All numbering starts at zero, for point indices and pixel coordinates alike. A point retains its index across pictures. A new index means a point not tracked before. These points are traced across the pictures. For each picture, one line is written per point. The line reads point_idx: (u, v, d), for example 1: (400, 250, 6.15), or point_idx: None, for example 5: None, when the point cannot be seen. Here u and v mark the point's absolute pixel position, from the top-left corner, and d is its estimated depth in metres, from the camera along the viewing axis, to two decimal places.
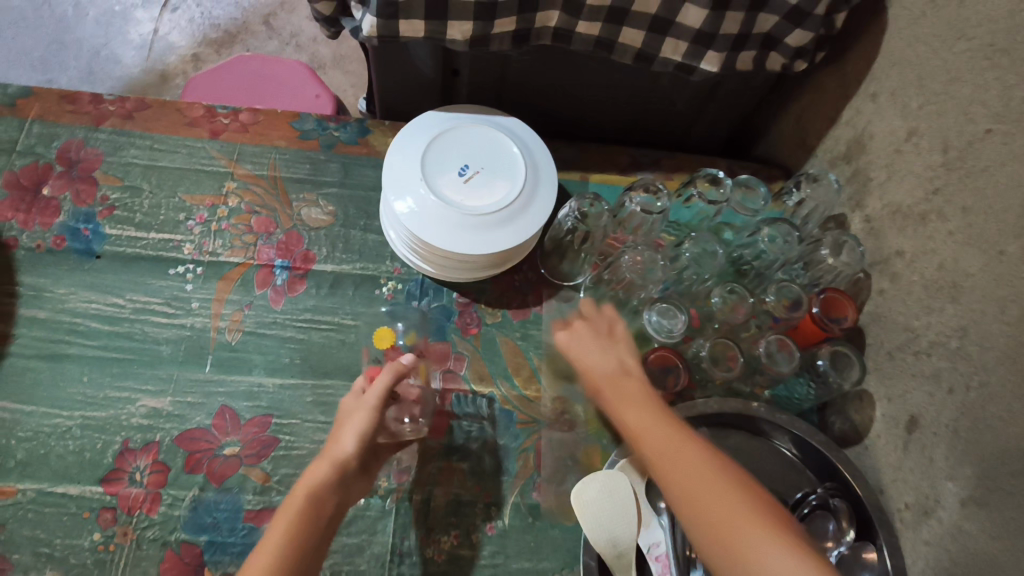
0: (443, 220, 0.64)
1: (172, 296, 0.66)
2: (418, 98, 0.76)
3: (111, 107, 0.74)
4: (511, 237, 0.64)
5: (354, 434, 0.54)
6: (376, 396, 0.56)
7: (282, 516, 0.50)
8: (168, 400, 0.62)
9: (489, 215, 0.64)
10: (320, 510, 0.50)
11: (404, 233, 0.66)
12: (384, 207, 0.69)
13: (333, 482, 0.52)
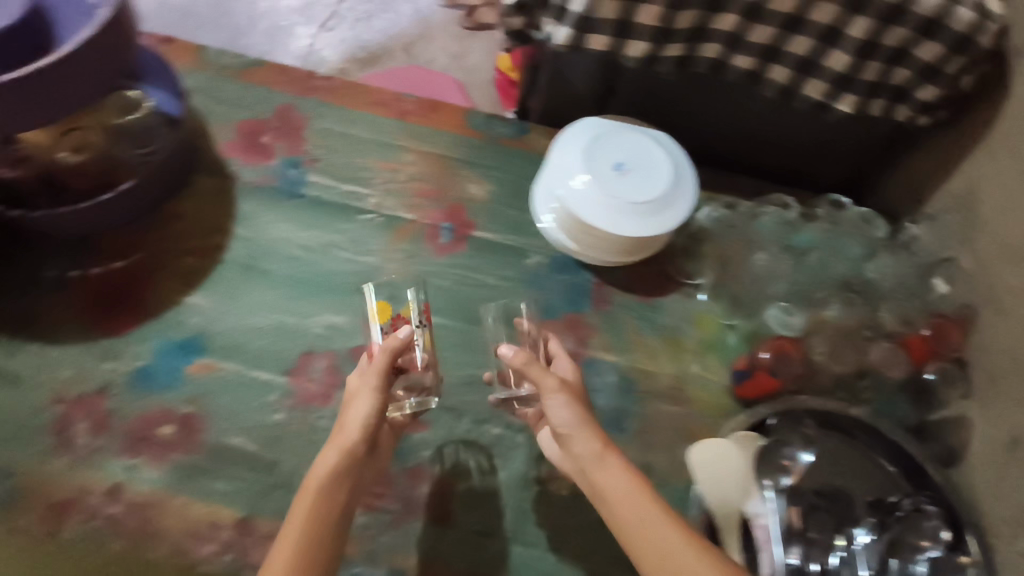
0: (600, 205, 0.73)
1: (355, 237, 0.76)
2: (575, 109, 0.88)
3: (316, 80, 0.86)
4: (657, 228, 0.73)
5: (357, 419, 0.57)
6: (378, 378, 0.58)
7: (296, 510, 0.53)
8: (346, 318, 0.72)
9: (641, 205, 0.73)
10: (332, 504, 0.53)
11: (562, 211, 0.76)
12: (543, 190, 0.78)
13: (343, 470, 0.55)
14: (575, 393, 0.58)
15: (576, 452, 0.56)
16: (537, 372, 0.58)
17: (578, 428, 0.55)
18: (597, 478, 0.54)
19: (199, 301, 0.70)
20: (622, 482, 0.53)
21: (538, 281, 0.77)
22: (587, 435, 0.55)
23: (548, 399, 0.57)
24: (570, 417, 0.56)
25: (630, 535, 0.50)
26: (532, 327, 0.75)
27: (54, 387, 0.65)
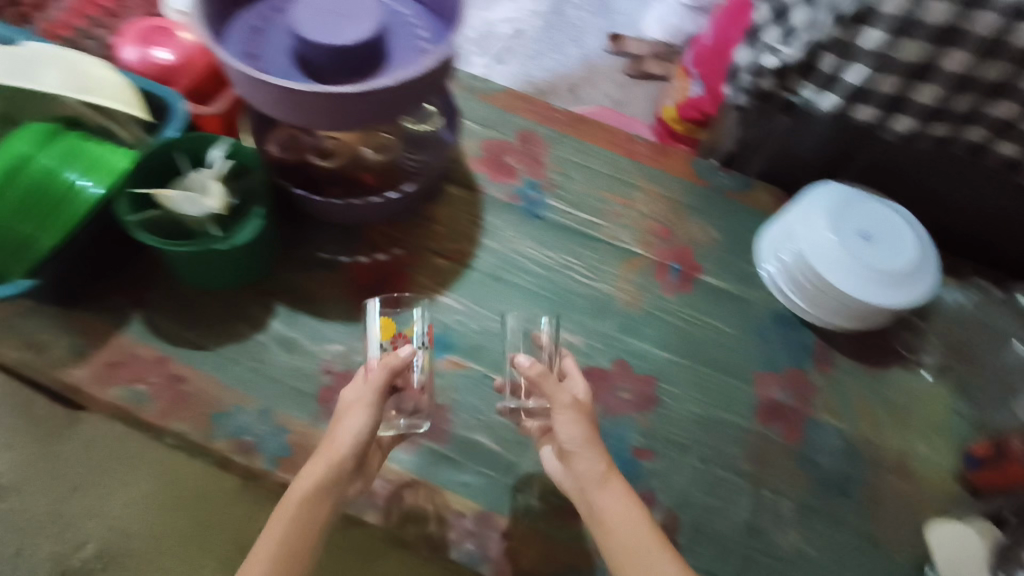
0: (838, 265, 0.75)
1: (591, 264, 0.80)
2: (803, 170, 0.89)
3: (558, 113, 0.92)
4: (892, 301, 0.74)
5: (353, 432, 0.57)
6: (373, 395, 0.58)
7: (280, 513, 0.54)
8: (582, 339, 0.75)
9: (879, 275, 0.75)
10: (313, 515, 0.54)
11: (796, 264, 0.78)
12: (779, 238, 0.81)
13: (328, 481, 0.55)
14: (584, 412, 0.59)
15: (578, 470, 0.57)
16: (559, 390, 0.59)
17: (581, 446, 0.57)
18: (594, 499, 0.56)
19: (453, 301, 0.76)
20: (626, 505, 0.56)
21: (764, 334, 0.78)
22: (591, 455, 0.57)
23: (556, 415, 0.58)
24: (580, 437, 0.57)
25: (621, 547, 0.54)
26: (756, 377, 0.75)
27: (321, 360, 0.70)
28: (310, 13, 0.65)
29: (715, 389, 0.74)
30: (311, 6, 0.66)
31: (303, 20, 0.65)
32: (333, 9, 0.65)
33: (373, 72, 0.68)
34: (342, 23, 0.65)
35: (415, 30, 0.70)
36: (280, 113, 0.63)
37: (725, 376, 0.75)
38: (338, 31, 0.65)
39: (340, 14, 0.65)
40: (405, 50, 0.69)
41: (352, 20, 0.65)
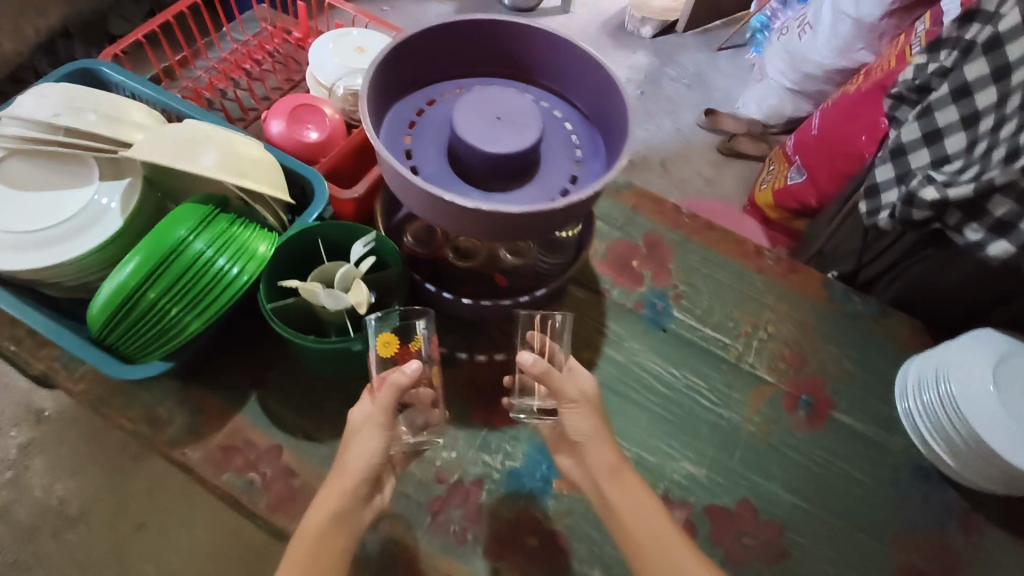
0: (996, 423, 0.68)
1: (715, 388, 0.76)
2: (947, 305, 0.85)
3: (686, 219, 0.89)
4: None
5: (364, 454, 0.56)
6: (382, 415, 0.56)
7: (294, 550, 0.52)
8: (705, 472, 0.70)
9: None
10: (334, 545, 0.53)
11: (944, 406, 0.72)
12: (927, 379, 0.75)
13: (342, 511, 0.54)
14: (592, 409, 0.60)
15: (589, 463, 0.58)
16: (564, 388, 0.59)
17: (596, 441, 0.58)
18: (610, 494, 0.57)
19: None
20: (639, 494, 0.57)
21: (903, 488, 0.72)
22: (603, 446, 0.58)
23: (563, 413, 0.59)
24: (589, 432, 0.59)
25: (636, 538, 0.55)
26: (896, 539, 0.69)
27: (435, 466, 0.68)
28: (475, 116, 0.64)
29: (852, 549, 0.68)
30: (475, 108, 0.64)
31: (466, 122, 0.64)
32: (498, 114, 0.64)
33: (529, 180, 0.66)
34: (508, 129, 0.63)
35: (568, 140, 0.70)
36: (439, 216, 0.61)
37: (860, 532, 0.68)
38: (504, 138, 0.63)
39: (504, 120, 0.64)
40: (558, 159, 0.68)
41: (519, 127, 0.64)
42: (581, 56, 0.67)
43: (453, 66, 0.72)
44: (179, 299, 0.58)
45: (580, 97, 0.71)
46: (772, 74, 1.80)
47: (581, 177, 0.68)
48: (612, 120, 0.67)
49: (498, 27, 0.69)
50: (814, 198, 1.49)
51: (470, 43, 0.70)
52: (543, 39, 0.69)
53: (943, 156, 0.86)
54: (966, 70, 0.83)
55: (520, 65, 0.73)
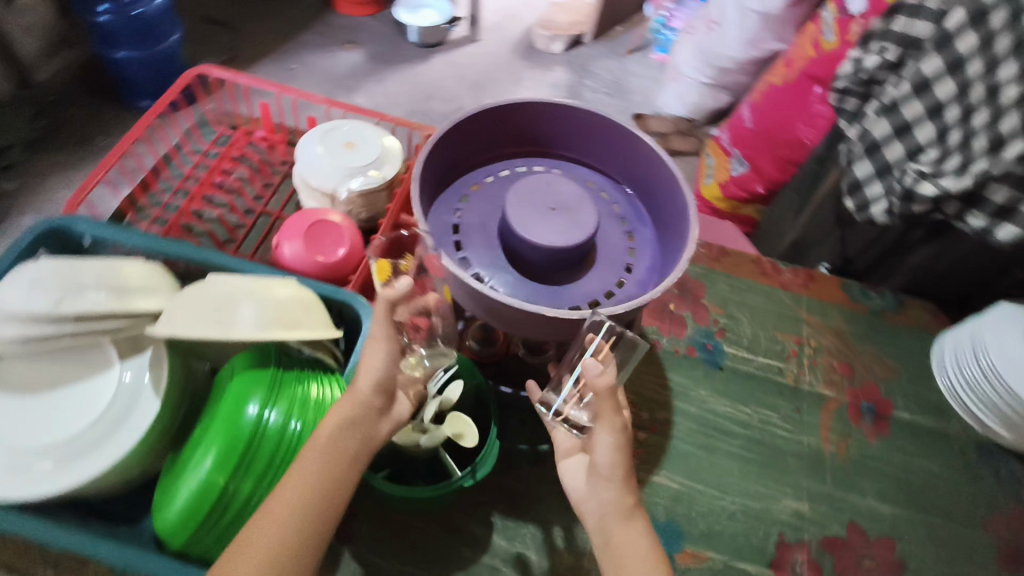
0: None
1: (787, 416, 0.77)
2: (949, 281, 0.92)
3: (702, 250, 0.90)
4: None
5: (372, 376, 0.50)
6: (384, 333, 0.51)
7: (295, 478, 0.48)
8: (808, 505, 0.71)
9: None
10: (341, 453, 0.49)
11: (988, 378, 0.76)
12: (967, 358, 0.79)
13: (354, 420, 0.50)
14: (626, 443, 0.52)
15: (602, 495, 0.52)
16: (609, 412, 0.50)
17: (617, 476, 0.51)
18: (614, 533, 0.50)
19: (668, 479, 0.70)
20: (641, 543, 0.50)
21: (974, 470, 0.76)
22: (622, 491, 0.51)
23: (600, 429, 0.51)
24: (611, 462, 0.51)
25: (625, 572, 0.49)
26: (985, 521, 0.73)
27: None
28: (527, 211, 0.62)
29: (956, 544, 0.71)
30: (525, 203, 0.62)
31: (521, 218, 0.61)
32: (551, 205, 0.62)
33: (590, 263, 0.64)
34: (566, 219, 0.61)
35: (610, 209, 0.69)
36: (524, 328, 0.58)
37: (956, 524, 0.72)
38: (565, 230, 0.60)
39: (559, 210, 0.62)
40: (609, 232, 0.67)
41: (575, 214, 0.62)
42: (609, 125, 0.67)
43: (477, 155, 0.71)
44: (272, 482, 0.52)
45: (610, 162, 0.71)
46: (686, 71, 1.78)
47: (638, 247, 0.67)
48: (653, 182, 0.67)
49: (520, 110, 0.68)
50: (760, 186, 1.44)
51: (492, 129, 0.69)
52: (566, 114, 0.68)
53: (916, 148, 0.87)
54: (922, 66, 0.85)
55: (541, 141, 0.72)
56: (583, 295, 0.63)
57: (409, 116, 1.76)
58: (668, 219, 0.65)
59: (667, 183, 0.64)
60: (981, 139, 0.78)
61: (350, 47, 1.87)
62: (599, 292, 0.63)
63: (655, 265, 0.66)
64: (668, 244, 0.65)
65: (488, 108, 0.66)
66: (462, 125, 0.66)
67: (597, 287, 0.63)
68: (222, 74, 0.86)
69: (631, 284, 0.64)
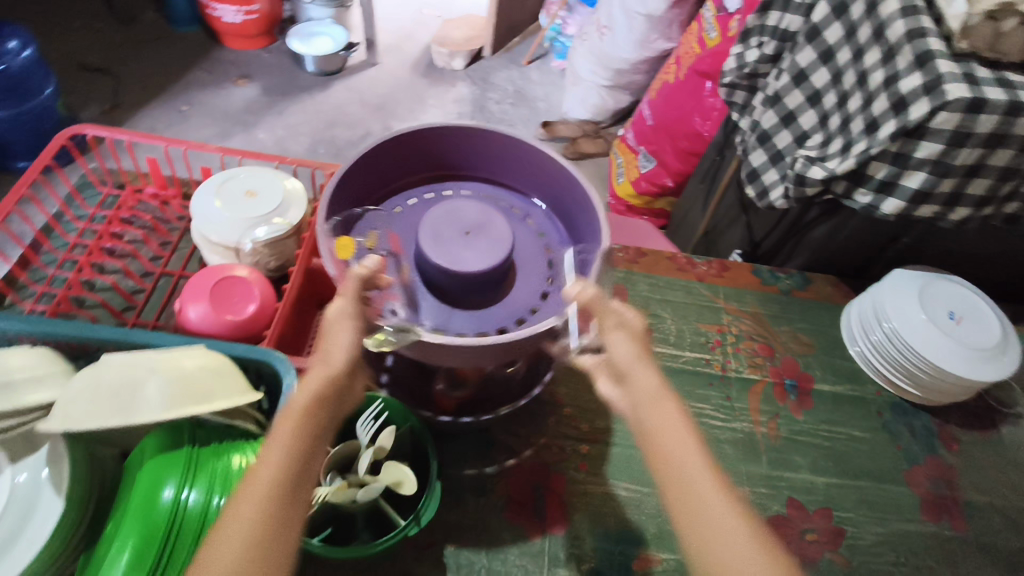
0: (942, 347, 0.78)
1: (719, 404, 0.79)
2: (850, 255, 0.97)
3: (620, 254, 0.92)
4: (993, 378, 0.78)
5: (346, 348, 0.48)
6: (350, 306, 0.49)
7: (284, 424, 0.43)
8: (748, 490, 0.73)
9: (979, 352, 0.78)
10: (320, 425, 0.44)
11: (891, 340, 0.82)
12: (869, 327, 0.85)
13: (326, 391, 0.45)
14: (640, 337, 0.51)
15: (631, 387, 0.48)
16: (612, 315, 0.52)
17: (637, 360, 0.48)
18: (647, 415, 0.46)
19: (615, 487, 0.71)
20: (676, 422, 0.45)
21: (892, 428, 0.81)
22: (648, 372, 0.48)
23: (609, 333, 0.51)
24: (632, 349, 0.49)
25: (668, 451, 0.44)
26: (908, 475, 0.78)
27: None
28: (442, 237, 0.61)
29: (885, 502, 0.75)
30: (438, 230, 0.61)
31: (435, 246, 0.60)
32: (464, 229, 0.62)
33: (511, 281, 0.64)
34: (481, 241, 0.61)
35: (523, 225, 0.70)
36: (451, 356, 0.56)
37: (882, 483, 0.76)
38: (482, 252, 0.60)
39: (473, 232, 0.62)
40: (526, 248, 0.68)
41: (489, 234, 0.62)
42: (510, 141, 0.68)
43: (381, 188, 0.69)
44: None
45: (516, 177, 0.71)
46: (584, 74, 1.81)
47: (557, 258, 0.68)
48: (563, 191, 0.68)
49: (419, 137, 0.67)
50: (669, 179, 1.48)
51: (394, 160, 0.68)
52: (466, 136, 0.68)
53: (802, 134, 0.93)
54: (798, 58, 0.92)
55: (445, 165, 0.72)
56: (508, 314, 0.63)
57: (314, 146, 1.71)
58: (581, 226, 0.67)
59: (574, 190, 0.66)
60: (858, 122, 0.83)
61: (244, 82, 1.81)
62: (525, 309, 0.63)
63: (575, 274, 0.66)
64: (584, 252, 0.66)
65: (386, 140, 0.65)
66: (362, 158, 0.65)
67: (522, 303, 0.63)
68: (97, 131, 0.81)
69: (556, 294, 0.65)
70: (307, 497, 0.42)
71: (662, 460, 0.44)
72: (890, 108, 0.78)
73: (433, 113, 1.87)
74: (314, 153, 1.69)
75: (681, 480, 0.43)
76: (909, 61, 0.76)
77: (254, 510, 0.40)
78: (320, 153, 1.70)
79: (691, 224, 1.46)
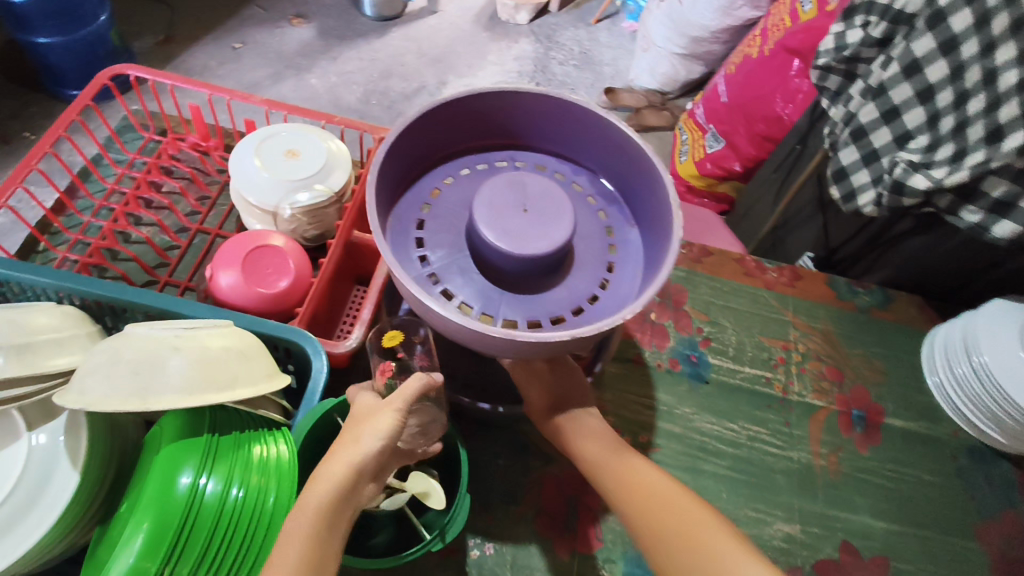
0: None
1: (777, 430, 0.72)
2: (942, 274, 0.86)
3: (683, 250, 0.85)
4: None
5: (376, 435, 0.46)
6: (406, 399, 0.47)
7: (292, 532, 0.42)
8: (799, 528, 0.67)
9: None
10: (336, 524, 0.43)
11: (979, 377, 0.73)
12: (955, 359, 0.76)
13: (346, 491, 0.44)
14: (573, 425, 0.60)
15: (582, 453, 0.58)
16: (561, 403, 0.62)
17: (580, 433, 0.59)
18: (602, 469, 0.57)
19: None
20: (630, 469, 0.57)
21: (967, 476, 0.73)
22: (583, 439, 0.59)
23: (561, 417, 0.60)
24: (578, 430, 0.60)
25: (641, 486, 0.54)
26: (979, 531, 0.70)
27: None
28: (498, 213, 0.55)
29: (950, 557, 0.68)
30: (494, 204, 0.55)
31: (490, 224, 0.54)
32: (523, 206, 0.56)
33: (569, 265, 0.59)
34: (542, 222, 0.55)
35: (584, 201, 0.63)
36: (501, 349, 0.51)
37: (949, 536, 0.69)
38: (541, 233, 0.54)
39: (532, 211, 0.56)
40: (587, 232, 0.61)
41: (550, 213, 0.55)
42: (572, 108, 0.60)
43: (434, 153, 0.63)
44: (217, 560, 0.47)
45: (577, 147, 0.64)
46: (657, 40, 1.68)
47: (620, 247, 0.61)
48: (628, 166, 0.61)
49: (477, 101, 0.60)
50: (737, 163, 1.36)
51: (447, 126, 0.61)
52: (525, 101, 0.61)
53: (904, 133, 0.81)
54: (913, 46, 0.78)
55: (500, 132, 0.65)
56: (566, 301, 0.57)
57: (366, 96, 1.65)
58: (647, 207, 0.60)
59: (641, 166, 0.59)
60: (978, 128, 0.72)
61: (299, 22, 1.74)
62: (583, 296, 0.57)
63: (640, 265, 0.60)
64: (653, 243, 0.59)
65: (440, 104, 0.58)
66: (417, 122, 0.58)
67: (582, 290, 0.58)
68: (139, 73, 0.77)
69: (617, 284, 0.59)
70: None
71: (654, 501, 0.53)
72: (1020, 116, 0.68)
73: (492, 69, 1.78)
74: (365, 103, 1.63)
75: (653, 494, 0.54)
76: None
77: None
78: (373, 103, 1.64)
79: (758, 217, 1.36)
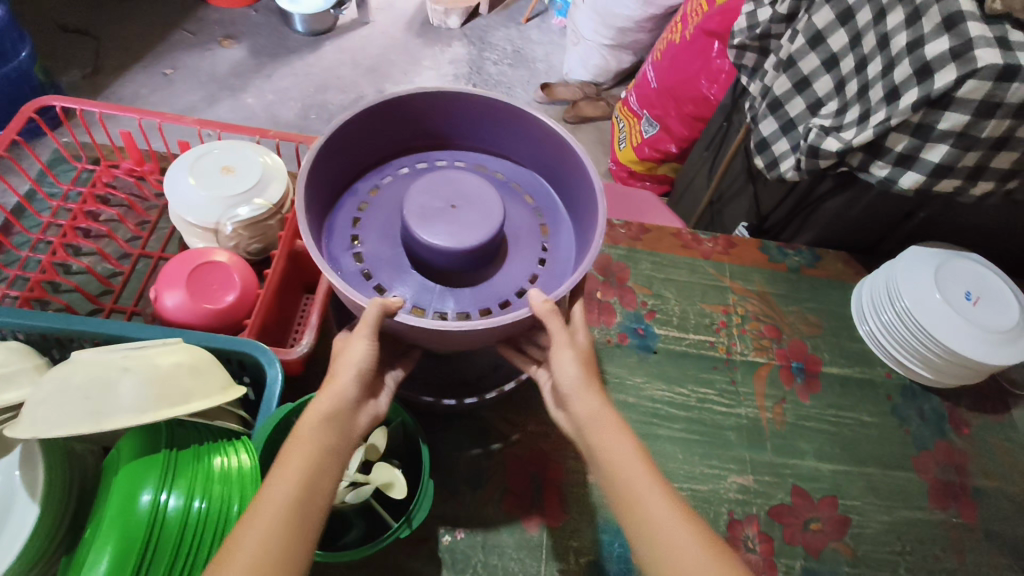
0: (959, 330, 0.75)
1: (723, 390, 0.76)
2: (864, 230, 0.92)
3: (623, 230, 0.89)
4: (1010, 360, 0.74)
5: (359, 367, 0.49)
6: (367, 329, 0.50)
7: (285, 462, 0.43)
8: (752, 478, 0.71)
9: (992, 335, 0.75)
10: (328, 452, 0.45)
11: (902, 320, 0.78)
12: (877, 305, 0.82)
13: (332, 419, 0.46)
14: (586, 359, 0.53)
15: (578, 408, 0.50)
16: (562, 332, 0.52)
17: (583, 386, 0.50)
18: (595, 439, 0.48)
19: None
20: (623, 442, 0.48)
21: (901, 412, 0.79)
22: (588, 397, 0.50)
23: (557, 352, 0.52)
24: (578, 375, 0.51)
25: (626, 482, 0.46)
26: (916, 461, 0.75)
27: None
28: (427, 216, 0.56)
29: (891, 489, 0.73)
30: (419, 210, 0.57)
31: (421, 228, 0.56)
32: (450, 203, 0.58)
33: (506, 245, 0.62)
34: (470, 214, 0.57)
35: (503, 185, 0.66)
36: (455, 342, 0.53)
37: (890, 470, 0.74)
38: (473, 225, 0.56)
39: (459, 204, 0.58)
40: (515, 210, 0.65)
41: (476, 204, 0.58)
42: (468, 99, 0.62)
43: (351, 170, 0.64)
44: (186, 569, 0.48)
45: (477, 133, 0.67)
46: (585, 34, 1.72)
47: (546, 213, 0.65)
48: (532, 139, 0.64)
49: (377, 113, 0.61)
50: (673, 145, 1.42)
51: (357, 142, 0.62)
52: (422, 103, 0.62)
53: (816, 101, 0.86)
54: (814, 19, 0.83)
55: (405, 137, 0.66)
56: (514, 276, 0.60)
57: (305, 111, 1.64)
58: (559, 171, 0.64)
59: (542, 136, 0.62)
60: (878, 90, 0.76)
61: (229, 43, 1.72)
62: (530, 268, 0.61)
63: (570, 225, 0.64)
64: (574, 201, 0.63)
65: (345, 124, 0.58)
66: (330, 147, 0.58)
67: (525, 265, 0.61)
68: (65, 103, 0.76)
69: (556, 247, 0.63)
70: (319, 516, 0.43)
71: (633, 507, 0.45)
72: (913, 75, 0.72)
73: (428, 74, 1.79)
74: (305, 119, 1.63)
75: (643, 503, 0.45)
76: (936, 24, 0.70)
77: (263, 552, 0.39)
78: (312, 118, 1.64)
79: (695, 194, 1.41)
